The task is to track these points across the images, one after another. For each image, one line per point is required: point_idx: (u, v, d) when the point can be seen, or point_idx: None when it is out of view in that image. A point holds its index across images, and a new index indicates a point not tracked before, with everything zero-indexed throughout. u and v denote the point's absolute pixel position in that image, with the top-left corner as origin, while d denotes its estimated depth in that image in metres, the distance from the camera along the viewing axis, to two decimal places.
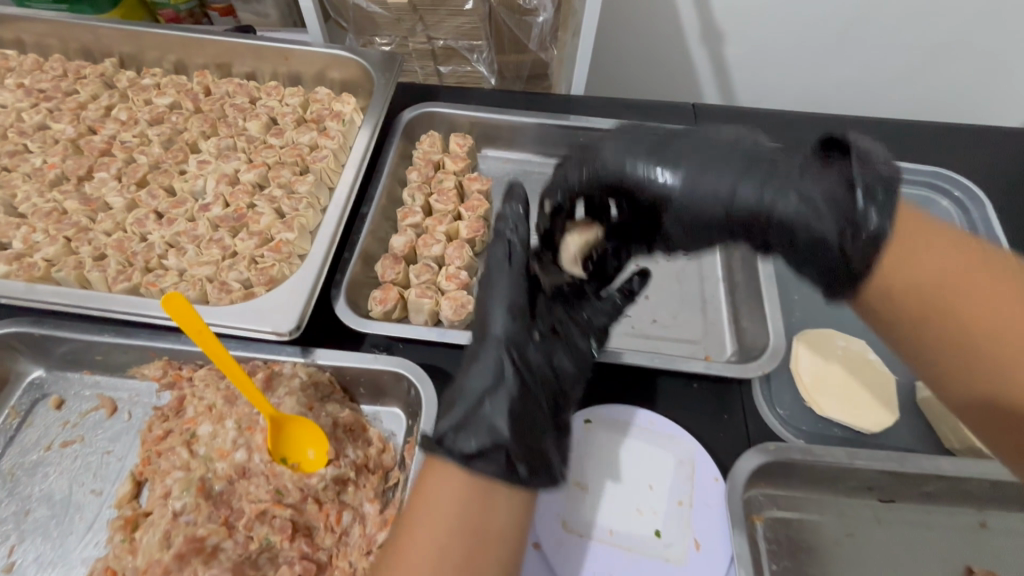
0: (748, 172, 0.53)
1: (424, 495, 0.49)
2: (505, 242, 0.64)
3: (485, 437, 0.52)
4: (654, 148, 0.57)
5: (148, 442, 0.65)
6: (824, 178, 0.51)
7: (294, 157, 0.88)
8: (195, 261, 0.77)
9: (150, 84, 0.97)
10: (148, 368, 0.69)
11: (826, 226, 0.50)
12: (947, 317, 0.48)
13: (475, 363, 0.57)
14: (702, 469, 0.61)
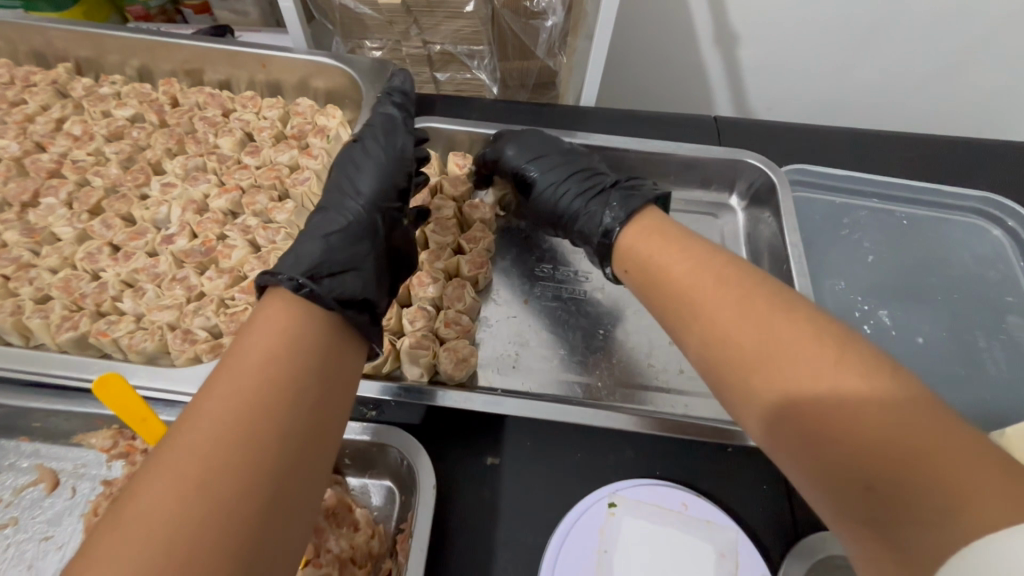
0: (561, 181, 0.74)
1: (244, 330, 0.45)
2: (404, 137, 0.72)
3: (336, 267, 0.55)
4: (540, 154, 0.77)
5: (94, 529, 0.55)
6: (600, 196, 0.70)
7: (271, 180, 0.77)
8: (155, 304, 0.67)
9: (109, 93, 0.86)
10: (96, 437, 0.60)
11: (590, 224, 0.69)
12: (701, 319, 0.51)
13: (338, 219, 0.60)
14: (747, 565, 0.52)
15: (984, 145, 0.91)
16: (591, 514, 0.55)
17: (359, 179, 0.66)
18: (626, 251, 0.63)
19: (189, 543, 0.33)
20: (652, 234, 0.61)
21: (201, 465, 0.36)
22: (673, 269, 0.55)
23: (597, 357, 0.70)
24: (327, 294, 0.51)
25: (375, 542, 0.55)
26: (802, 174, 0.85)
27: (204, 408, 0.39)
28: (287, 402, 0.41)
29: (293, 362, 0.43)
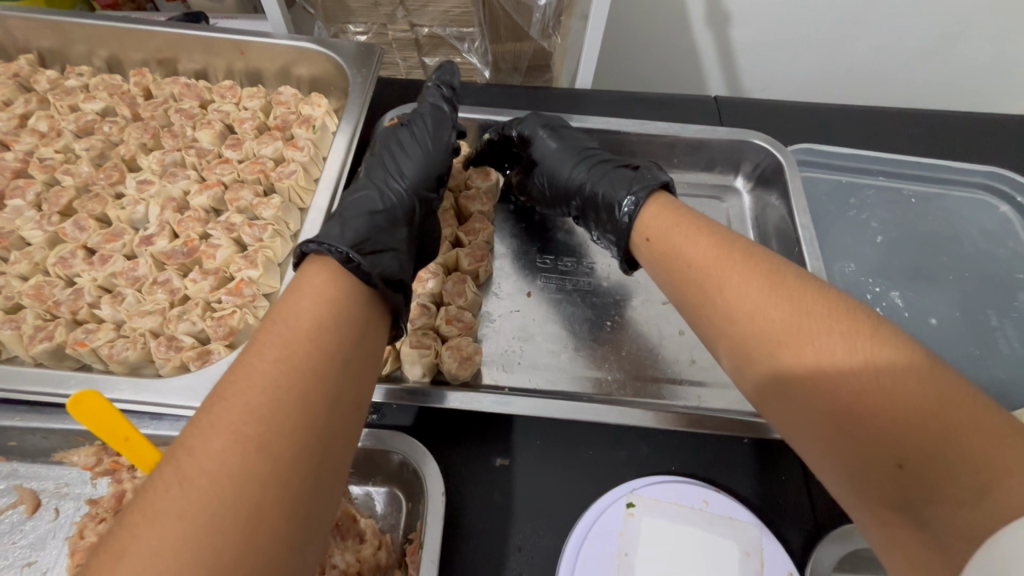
0: (579, 160, 0.72)
1: (295, 296, 0.45)
2: (450, 123, 0.69)
3: (379, 246, 0.54)
4: (556, 130, 0.76)
5: (80, 553, 0.52)
6: (617, 170, 0.69)
7: (255, 174, 0.73)
8: (136, 310, 0.63)
9: (76, 86, 0.81)
10: (77, 454, 0.56)
11: (611, 192, 0.66)
12: (717, 293, 0.49)
13: (375, 196, 0.60)
14: (773, 562, 0.50)
15: (989, 119, 0.89)
16: (608, 515, 0.52)
17: (397, 161, 0.64)
18: (647, 220, 0.60)
19: (250, 498, 0.33)
20: (679, 212, 0.58)
21: (256, 426, 0.36)
22: (696, 242, 0.53)
23: (605, 350, 0.67)
24: (374, 270, 0.51)
25: (382, 553, 0.52)
26: (808, 153, 0.82)
27: (250, 371, 0.39)
28: (331, 367, 0.41)
29: (336, 330, 0.43)
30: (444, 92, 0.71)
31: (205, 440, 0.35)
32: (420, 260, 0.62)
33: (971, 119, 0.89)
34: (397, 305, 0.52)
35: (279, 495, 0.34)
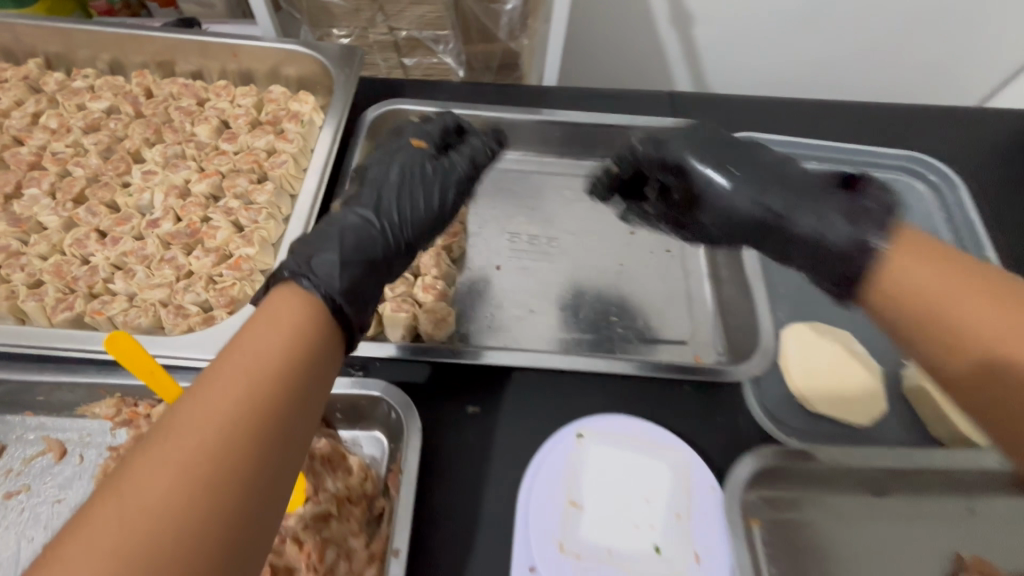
0: (787, 184, 0.56)
1: (275, 326, 0.43)
2: (467, 177, 0.72)
3: (373, 298, 0.54)
4: (720, 147, 0.61)
5: None
6: (826, 198, 0.54)
7: (250, 164, 0.82)
8: (146, 284, 0.71)
9: (82, 87, 0.88)
10: (99, 406, 0.63)
11: (833, 231, 0.51)
12: (930, 312, 0.43)
13: (375, 225, 0.60)
14: (699, 477, 0.59)
15: (907, 111, 1.01)
16: (560, 445, 0.61)
17: (407, 191, 0.65)
18: (897, 268, 0.46)
19: (190, 543, 0.32)
20: (920, 247, 0.47)
21: (206, 464, 0.34)
22: (911, 262, 0.46)
23: (564, 312, 0.76)
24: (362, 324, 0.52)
25: (368, 484, 0.61)
26: (749, 140, 0.92)
27: (210, 403, 0.37)
28: (289, 401, 0.41)
29: (298, 362, 0.43)
30: (484, 145, 0.74)
31: (147, 468, 0.34)
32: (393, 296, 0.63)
33: (892, 110, 1.00)
34: None
35: (224, 540, 0.34)
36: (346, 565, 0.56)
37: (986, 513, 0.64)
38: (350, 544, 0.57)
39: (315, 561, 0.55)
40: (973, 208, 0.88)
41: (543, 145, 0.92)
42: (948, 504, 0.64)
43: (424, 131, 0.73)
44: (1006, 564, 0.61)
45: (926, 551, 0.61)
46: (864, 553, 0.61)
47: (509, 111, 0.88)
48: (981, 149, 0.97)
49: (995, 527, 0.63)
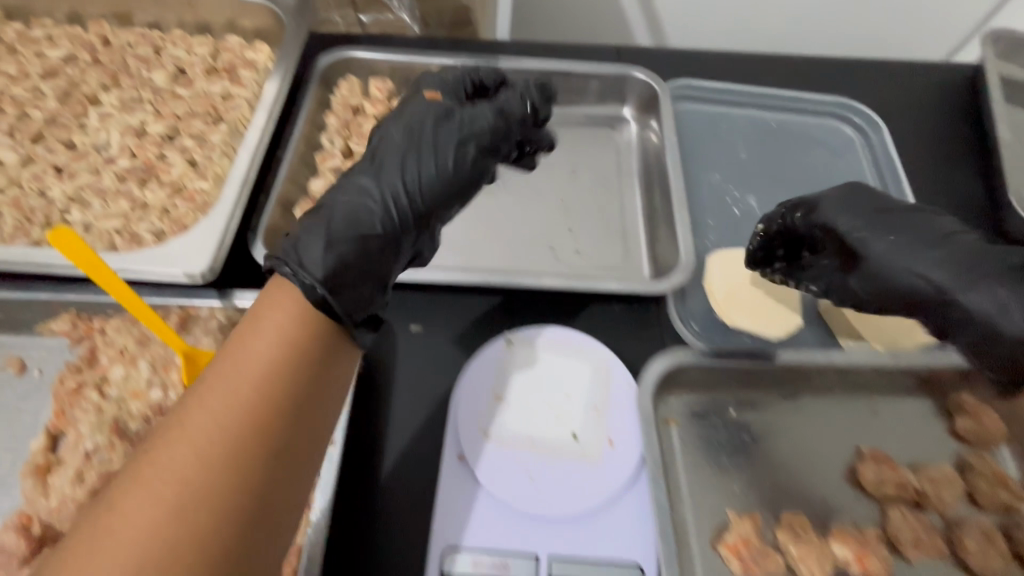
0: (938, 247, 0.56)
1: (276, 317, 0.48)
2: (491, 147, 0.67)
3: (363, 282, 0.54)
4: (875, 213, 0.60)
5: (61, 395, 0.59)
6: (978, 277, 0.52)
7: (205, 108, 0.85)
8: (102, 215, 0.74)
9: (41, 36, 0.91)
10: (55, 323, 0.66)
11: (989, 309, 0.51)
12: None
13: (388, 205, 0.59)
14: (616, 374, 0.64)
15: (842, 63, 1.06)
16: (490, 348, 0.66)
17: (434, 171, 0.62)
18: None
19: (182, 556, 0.37)
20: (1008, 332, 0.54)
21: (194, 483, 0.39)
22: None
23: (503, 240, 0.81)
24: (344, 305, 0.52)
25: None
26: (685, 89, 0.98)
27: (200, 420, 0.41)
28: (284, 415, 0.44)
29: (292, 377, 0.46)
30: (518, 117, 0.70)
31: (146, 483, 0.39)
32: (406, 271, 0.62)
33: (826, 61, 1.05)
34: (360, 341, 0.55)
35: (218, 551, 0.38)
36: None
37: (885, 411, 0.69)
38: None
39: None
40: (894, 148, 0.94)
41: None
42: (848, 405, 0.69)
43: (439, 87, 0.70)
44: (900, 454, 0.67)
45: (824, 445, 0.67)
46: (768, 446, 0.67)
47: (456, 58, 0.92)
48: (910, 95, 1.03)
49: (897, 424, 0.69)
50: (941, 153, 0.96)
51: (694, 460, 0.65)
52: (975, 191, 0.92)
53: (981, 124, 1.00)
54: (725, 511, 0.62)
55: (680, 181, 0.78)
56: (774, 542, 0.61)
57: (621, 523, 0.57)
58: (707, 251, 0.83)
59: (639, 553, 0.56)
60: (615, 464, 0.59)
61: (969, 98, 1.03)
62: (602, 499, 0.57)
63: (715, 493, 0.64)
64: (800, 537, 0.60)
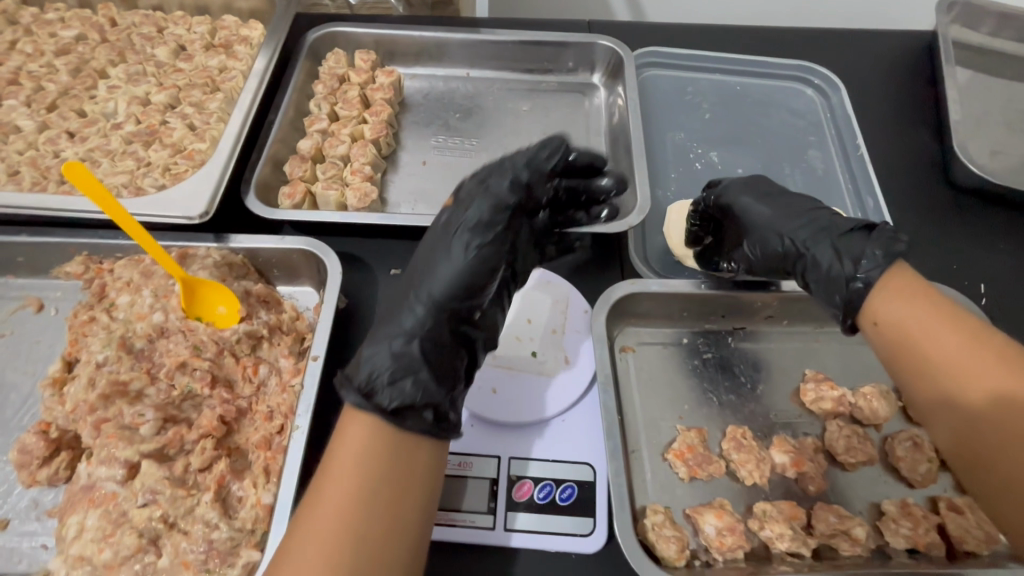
0: (809, 222, 0.67)
1: (358, 446, 0.48)
2: (500, 202, 0.59)
3: (411, 394, 0.51)
4: (764, 194, 0.72)
5: (75, 326, 0.66)
6: (835, 236, 0.65)
7: (203, 79, 0.92)
8: (110, 172, 0.81)
9: (54, 19, 0.99)
10: (69, 266, 0.73)
11: (835, 263, 0.64)
12: (907, 355, 0.58)
13: (421, 303, 0.56)
14: (573, 304, 0.72)
15: (804, 31, 1.11)
16: None
17: (456, 252, 0.57)
18: (877, 306, 0.60)
19: None
20: (899, 285, 0.60)
21: None
22: (938, 333, 0.56)
23: None
24: (393, 402, 0.50)
25: (300, 322, 0.70)
26: (651, 56, 1.04)
27: (307, 539, 0.44)
28: (351, 521, 0.45)
29: (359, 484, 0.46)
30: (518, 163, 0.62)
31: None
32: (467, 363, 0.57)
33: (788, 29, 1.10)
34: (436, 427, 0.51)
35: None
36: (276, 378, 0.66)
37: (825, 341, 0.75)
38: (280, 363, 0.67)
39: (249, 373, 0.65)
40: (851, 106, 0.99)
41: (472, 62, 1.02)
42: (790, 337, 0.76)
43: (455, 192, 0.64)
44: (839, 378, 0.73)
45: (765, 369, 0.73)
46: (716, 371, 0.72)
47: (436, 30, 0.98)
48: (870, 61, 1.08)
49: (836, 350, 0.75)
50: (898, 112, 1.01)
51: (646, 383, 0.71)
52: (928, 146, 0.97)
53: (935, 83, 1.05)
54: (675, 427, 0.68)
55: (639, 135, 0.84)
56: (720, 452, 0.67)
57: (576, 429, 0.64)
58: (667, 201, 0.89)
59: (590, 453, 0.63)
60: (570, 378, 0.67)
61: (926, 63, 1.08)
62: (559, 407, 0.65)
63: (665, 410, 0.69)
64: (743, 445, 0.65)
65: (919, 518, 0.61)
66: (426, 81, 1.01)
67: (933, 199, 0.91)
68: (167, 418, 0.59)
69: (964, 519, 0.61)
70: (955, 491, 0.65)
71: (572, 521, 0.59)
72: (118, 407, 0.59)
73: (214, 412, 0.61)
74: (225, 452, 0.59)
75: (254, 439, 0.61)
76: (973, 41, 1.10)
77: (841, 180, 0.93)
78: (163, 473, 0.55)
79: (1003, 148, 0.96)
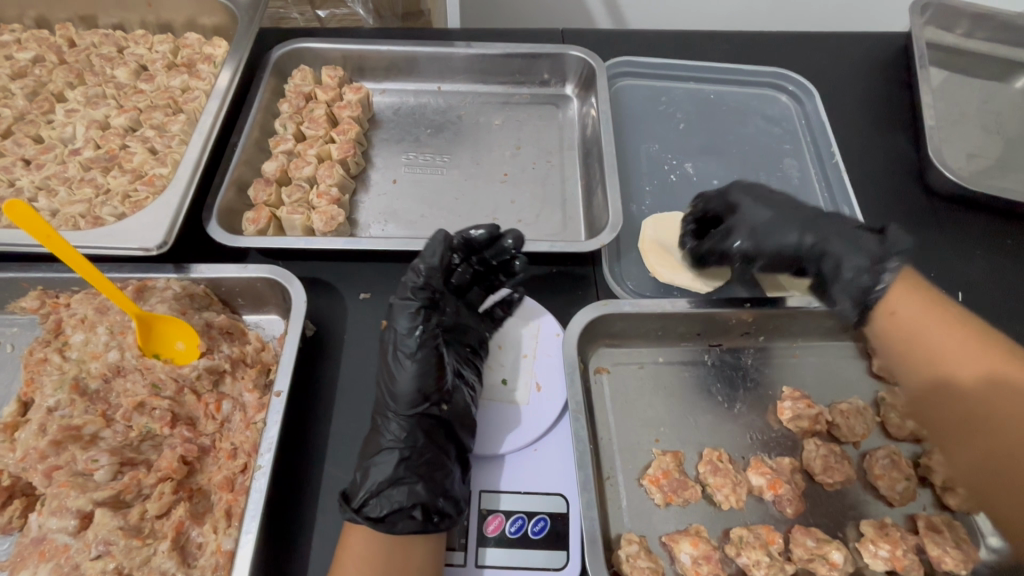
0: (817, 222, 0.69)
1: (361, 547, 0.53)
2: (414, 314, 0.61)
3: (400, 498, 0.55)
4: (766, 195, 0.72)
5: (29, 365, 0.64)
6: (844, 233, 0.68)
7: (165, 100, 0.89)
8: (67, 202, 0.79)
9: (9, 40, 0.95)
10: (25, 301, 0.70)
11: (855, 257, 0.66)
12: (917, 351, 0.67)
13: (391, 418, 0.60)
14: (546, 327, 0.72)
15: (780, 36, 1.10)
16: None
17: (403, 366, 0.60)
18: (897, 299, 0.67)
19: None
20: (911, 283, 0.67)
21: None
22: (941, 335, 0.66)
23: (448, 213, 0.85)
24: (382, 510, 0.55)
25: (265, 353, 0.68)
26: (625, 65, 1.02)
27: None
28: None
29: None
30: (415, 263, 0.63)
31: None
32: (455, 452, 0.60)
33: (763, 34, 1.09)
34: (432, 524, 0.55)
35: None
36: (240, 414, 0.63)
37: (803, 356, 0.74)
38: (244, 398, 0.64)
39: (212, 410, 0.63)
40: (826, 113, 0.98)
41: (443, 75, 1.00)
42: (766, 353, 0.75)
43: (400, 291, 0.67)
44: (815, 395, 0.72)
45: (745, 387, 0.72)
46: (693, 391, 0.71)
47: (403, 43, 0.96)
48: (846, 65, 1.07)
49: (814, 366, 0.74)
50: (875, 117, 1.00)
51: (620, 405, 0.69)
52: (906, 152, 0.96)
53: (910, 85, 1.05)
54: (651, 451, 0.66)
55: (610, 147, 0.83)
56: (696, 476, 0.65)
57: (547, 458, 0.63)
58: (643, 215, 0.87)
59: (563, 483, 0.62)
60: (542, 404, 0.66)
61: (902, 67, 1.07)
62: (530, 436, 0.64)
63: (641, 433, 0.68)
64: (719, 469, 0.64)
65: (898, 540, 0.60)
66: (396, 97, 0.99)
67: (911, 206, 0.90)
68: (124, 462, 0.58)
69: (943, 538, 0.61)
70: (934, 507, 0.65)
71: (545, 555, 0.57)
72: (71, 453, 0.57)
73: (174, 453, 0.59)
74: (186, 495, 0.57)
75: (216, 480, 0.59)
76: (949, 42, 1.10)
77: (817, 189, 0.92)
78: (118, 523, 0.53)
79: (979, 152, 0.95)
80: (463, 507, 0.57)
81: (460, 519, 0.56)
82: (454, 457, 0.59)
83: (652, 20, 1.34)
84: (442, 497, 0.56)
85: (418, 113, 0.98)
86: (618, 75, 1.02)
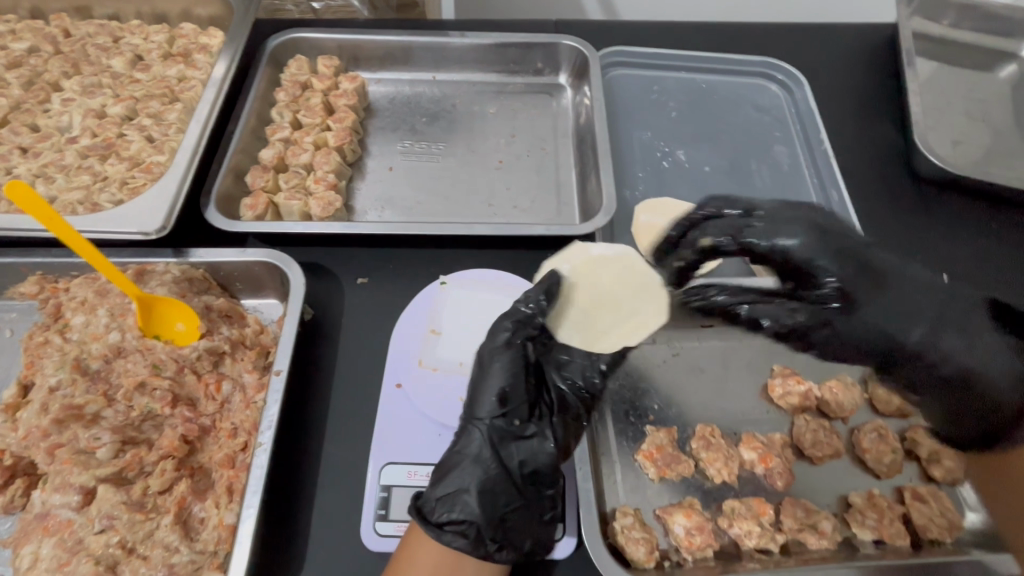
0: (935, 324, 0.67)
1: (412, 547, 0.53)
2: (513, 323, 0.64)
3: (459, 513, 0.54)
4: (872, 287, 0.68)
5: (29, 348, 0.64)
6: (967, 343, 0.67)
7: (161, 89, 0.90)
8: (65, 188, 0.79)
9: (4, 31, 0.95)
10: (23, 287, 0.71)
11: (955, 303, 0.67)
12: None
13: (471, 425, 0.59)
14: None
15: (769, 27, 1.12)
16: (428, 289, 0.75)
17: (493, 371, 0.61)
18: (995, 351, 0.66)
19: None
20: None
21: None
22: None
23: (444, 199, 0.86)
24: (444, 519, 0.54)
25: (264, 336, 0.69)
26: (617, 55, 1.04)
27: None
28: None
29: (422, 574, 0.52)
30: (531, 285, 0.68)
31: None
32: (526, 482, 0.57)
33: (752, 24, 1.11)
34: (484, 550, 0.53)
35: None
36: (239, 395, 0.64)
37: None
38: (243, 379, 0.65)
39: (212, 391, 0.63)
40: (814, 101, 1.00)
41: (438, 65, 1.01)
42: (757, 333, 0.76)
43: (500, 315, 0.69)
44: (804, 372, 0.73)
45: (736, 365, 0.73)
46: (685, 370, 0.72)
47: (398, 33, 0.97)
48: (834, 55, 1.09)
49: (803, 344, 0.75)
50: (862, 106, 1.02)
51: (614, 384, 0.71)
52: (893, 138, 0.98)
53: (897, 74, 1.07)
54: (644, 428, 0.68)
55: (603, 133, 0.85)
56: (690, 452, 0.67)
57: None
58: (636, 201, 0.89)
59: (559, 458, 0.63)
60: None
61: (888, 56, 1.10)
62: None
63: (636, 412, 0.69)
64: (711, 444, 0.66)
65: (885, 510, 0.62)
66: (391, 86, 1.00)
67: (897, 190, 0.92)
68: (126, 441, 0.58)
69: (928, 508, 0.63)
70: (920, 480, 0.66)
71: None
72: (74, 431, 0.58)
73: (175, 432, 0.60)
74: (187, 472, 0.58)
75: (217, 458, 0.59)
76: (934, 32, 1.12)
77: (807, 175, 0.94)
78: (120, 498, 0.54)
79: (964, 138, 0.97)
80: (516, 541, 0.55)
81: (511, 551, 0.54)
82: (519, 486, 0.57)
83: (644, 13, 1.36)
84: (499, 524, 0.54)
85: (413, 102, 0.99)
86: (611, 65, 1.03)
